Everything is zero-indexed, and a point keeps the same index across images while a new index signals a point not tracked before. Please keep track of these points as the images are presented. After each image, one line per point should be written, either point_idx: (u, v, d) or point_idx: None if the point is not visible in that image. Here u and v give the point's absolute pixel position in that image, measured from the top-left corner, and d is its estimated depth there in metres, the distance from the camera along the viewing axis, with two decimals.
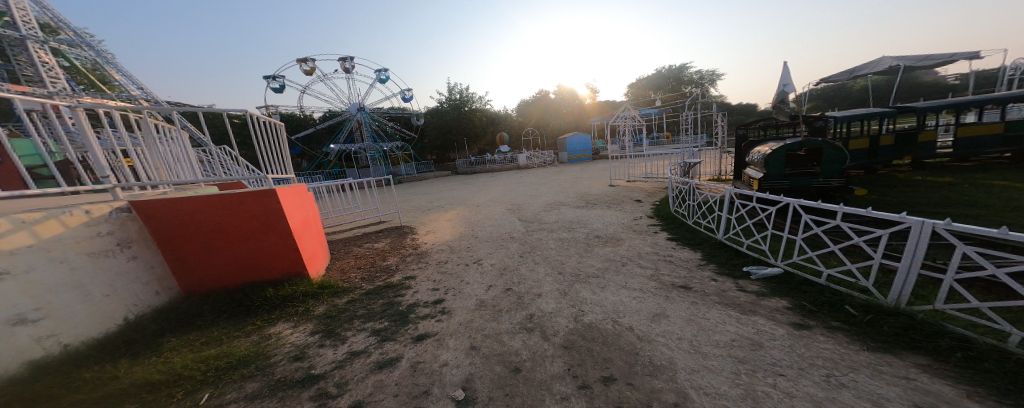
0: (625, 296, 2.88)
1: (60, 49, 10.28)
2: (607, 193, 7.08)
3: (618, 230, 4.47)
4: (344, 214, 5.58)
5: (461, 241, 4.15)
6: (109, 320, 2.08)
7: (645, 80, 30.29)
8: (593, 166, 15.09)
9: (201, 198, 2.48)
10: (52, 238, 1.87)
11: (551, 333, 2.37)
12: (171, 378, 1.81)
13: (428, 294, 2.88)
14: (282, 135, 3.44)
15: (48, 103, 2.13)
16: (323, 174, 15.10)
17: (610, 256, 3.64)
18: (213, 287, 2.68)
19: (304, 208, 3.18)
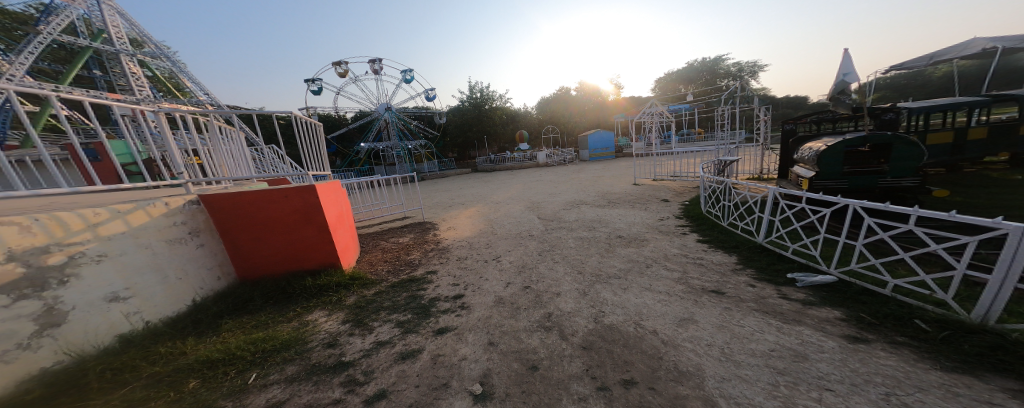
0: (650, 298, 2.75)
1: (146, 61, 12.23)
2: (632, 192, 6.82)
3: (643, 230, 4.28)
4: (373, 210, 5.92)
5: (480, 238, 4.22)
6: (179, 301, 2.39)
7: (677, 74, 28.81)
8: (617, 163, 14.68)
9: (254, 192, 2.76)
10: (140, 226, 2.19)
11: (570, 333, 2.33)
12: (227, 356, 2.03)
13: (448, 289, 2.97)
14: (320, 134, 3.75)
15: (137, 108, 2.51)
16: (354, 171, 16.21)
17: (632, 257, 3.51)
18: (263, 274, 2.97)
19: (339, 203, 3.42)
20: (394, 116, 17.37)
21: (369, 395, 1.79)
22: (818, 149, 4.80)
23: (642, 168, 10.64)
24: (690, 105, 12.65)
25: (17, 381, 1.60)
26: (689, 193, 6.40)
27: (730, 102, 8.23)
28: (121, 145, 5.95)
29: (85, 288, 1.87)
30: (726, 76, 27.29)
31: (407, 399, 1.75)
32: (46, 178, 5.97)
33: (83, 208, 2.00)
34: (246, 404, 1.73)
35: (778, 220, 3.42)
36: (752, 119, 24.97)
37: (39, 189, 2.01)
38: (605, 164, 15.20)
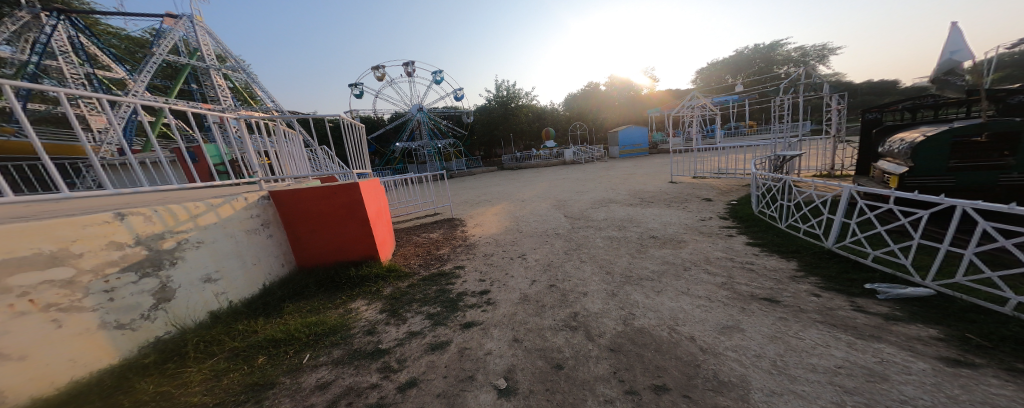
0: (686, 303, 2.52)
1: (228, 73, 14.14)
2: (669, 190, 6.39)
3: (680, 231, 3.98)
4: (406, 206, 6.32)
5: (506, 235, 4.26)
6: (254, 284, 2.69)
7: (723, 62, 26.47)
8: (650, 160, 13.92)
9: (309, 189, 3.09)
10: (227, 217, 2.49)
11: (597, 334, 2.21)
12: (287, 337, 2.22)
13: (475, 285, 3.03)
14: (362, 134, 4.15)
15: (223, 116, 3.01)
16: (390, 170, 17.50)
17: (668, 258, 3.28)
18: (318, 263, 3.32)
19: (378, 200, 3.69)
20: (425, 116, 18.23)
21: (402, 382, 1.84)
22: (912, 141, 3.98)
23: (681, 167, 9.98)
24: (742, 95, 11.53)
25: (137, 346, 1.90)
26: (737, 191, 5.80)
27: (790, 92, 7.41)
28: (212, 148, 7.16)
29: (187, 270, 2.17)
30: (784, 63, 24.49)
31: (434, 389, 1.77)
32: (160, 175, 7.37)
33: (187, 202, 2.32)
34: (300, 382, 1.86)
35: (852, 220, 2.92)
36: (818, 109, 22.04)
37: (160, 186, 2.44)
38: (637, 160, 14.49)
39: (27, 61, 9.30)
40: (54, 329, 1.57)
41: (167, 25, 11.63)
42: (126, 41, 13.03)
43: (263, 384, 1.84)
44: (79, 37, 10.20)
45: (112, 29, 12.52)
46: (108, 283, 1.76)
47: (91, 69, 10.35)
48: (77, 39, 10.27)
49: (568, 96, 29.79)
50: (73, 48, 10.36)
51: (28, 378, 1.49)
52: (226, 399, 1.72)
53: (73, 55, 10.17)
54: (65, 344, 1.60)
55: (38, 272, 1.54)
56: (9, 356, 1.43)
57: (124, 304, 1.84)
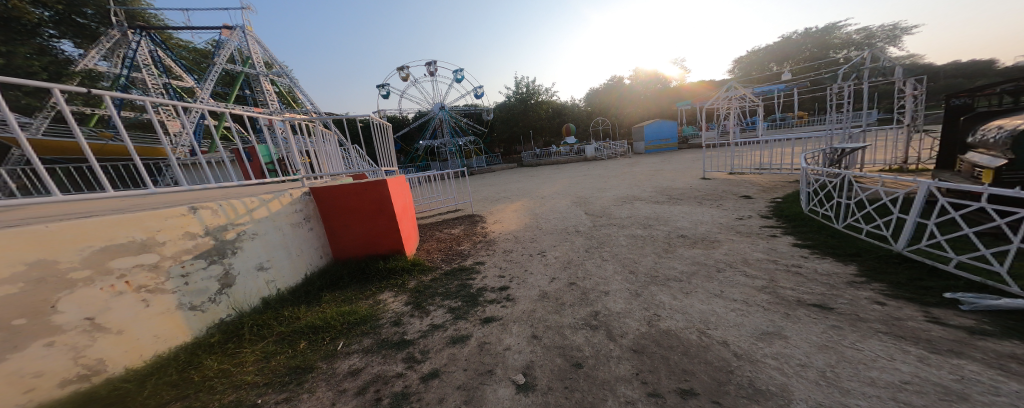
0: (720, 306, 2.09)
1: (276, 79, 15.15)
2: (702, 187, 6.00)
3: (715, 231, 3.68)
4: (428, 202, 6.49)
5: (526, 232, 4.28)
6: (298, 274, 2.77)
7: (770, 49, 24.17)
8: (680, 156, 13.18)
9: (344, 186, 3.19)
10: (276, 212, 2.57)
11: (619, 334, 1.84)
12: (323, 324, 2.16)
13: (494, 280, 2.87)
14: (389, 132, 4.35)
15: (270, 118, 3.27)
16: (414, 167, 18.10)
17: (698, 259, 2.96)
18: (354, 255, 3.40)
19: (403, 196, 3.80)
20: (447, 115, 18.55)
21: (425, 372, 1.69)
22: (1014, 128, 3.38)
23: (716, 164, 9.36)
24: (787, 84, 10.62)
25: (203, 326, 1.98)
26: (782, 189, 5.29)
27: (850, 79, 6.64)
28: (264, 148, 7.86)
29: (244, 258, 2.26)
30: (842, 47, 21.87)
31: (455, 381, 1.60)
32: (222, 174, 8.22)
33: (242, 196, 2.42)
34: (335, 367, 1.78)
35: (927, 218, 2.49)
36: (884, 97, 19.42)
37: (225, 183, 2.66)
38: (665, 156, 13.79)
39: (119, 75, 10.97)
40: (143, 308, 1.69)
41: (224, 36, 12.86)
42: (194, 53, 14.73)
43: (303, 368, 1.78)
44: (157, 51, 11.84)
45: (183, 43, 13.87)
46: (184, 269, 1.89)
47: (166, 79, 12.06)
48: (156, 54, 11.92)
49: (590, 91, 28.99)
50: (154, 61, 12.02)
51: (123, 350, 1.61)
52: (273, 379, 1.69)
53: (151, 67, 11.74)
54: (149, 321, 1.71)
55: (131, 257, 1.67)
56: (109, 329, 1.56)
57: (196, 288, 1.95)
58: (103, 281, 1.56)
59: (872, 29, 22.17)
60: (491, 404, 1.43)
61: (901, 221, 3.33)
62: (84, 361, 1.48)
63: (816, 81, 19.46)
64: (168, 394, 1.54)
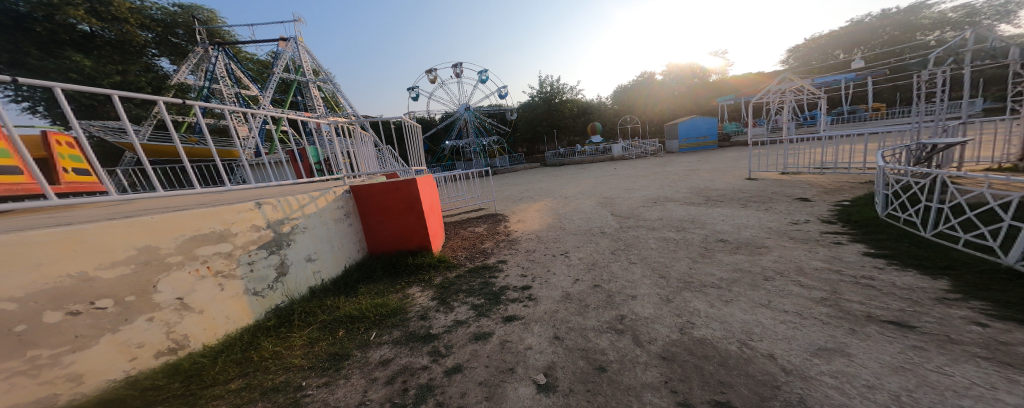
0: (767, 317, 1.86)
1: (323, 85, 15.63)
2: (747, 189, 5.60)
3: (759, 235, 3.35)
4: (453, 200, 6.63)
5: (549, 232, 4.23)
6: (339, 265, 2.87)
7: (832, 36, 21.77)
8: (718, 155, 12.43)
9: (376, 184, 3.23)
10: (323, 207, 2.69)
11: (647, 340, 1.76)
12: (357, 316, 2.22)
13: (517, 279, 2.85)
14: (418, 133, 4.47)
15: (314, 123, 3.44)
16: (440, 166, 18.55)
17: (737, 263, 2.71)
18: (384, 250, 3.41)
19: (430, 195, 3.84)
20: (472, 115, 18.83)
21: (448, 366, 1.71)
22: None
23: (762, 164, 8.68)
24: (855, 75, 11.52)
25: (263, 311, 2.10)
26: (848, 192, 4.71)
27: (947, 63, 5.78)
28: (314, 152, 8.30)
29: (297, 250, 2.38)
30: (934, 27, 18.61)
31: (476, 377, 1.61)
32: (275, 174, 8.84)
33: (295, 193, 2.56)
34: (367, 356, 1.84)
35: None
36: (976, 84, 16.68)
37: (281, 181, 2.83)
38: (701, 156, 13.09)
39: (202, 86, 12.24)
40: (219, 291, 1.83)
41: (281, 48, 13.70)
42: (258, 64, 15.76)
43: (340, 355, 1.84)
44: (230, 64, 12.66)
45: (249, 54, 15.12)
46: (251, 257, 2.02)
47: (237, 89, 12.89)
48: (231, 67, 12.79)
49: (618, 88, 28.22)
50: (228, 73, 12.94)
51: (202, 328, 1.75)
52: (315, 364, 1.76)
53: (226, 80, 12.77)
54: (222, 304, 1.84)
55: (212, 246, 1.81)
56: (193, 308, 1.71)
57: (259, 275, 2.07)
58: (191, 265, 1.71)
59: (973, 5, 18.76)
60: (510, 403, 1.42)
61: (1012, 232, 2.76)
62: (174, 335, 1.63)
63: (896, 69, 17.03)
64: (232, 371, 1.65)
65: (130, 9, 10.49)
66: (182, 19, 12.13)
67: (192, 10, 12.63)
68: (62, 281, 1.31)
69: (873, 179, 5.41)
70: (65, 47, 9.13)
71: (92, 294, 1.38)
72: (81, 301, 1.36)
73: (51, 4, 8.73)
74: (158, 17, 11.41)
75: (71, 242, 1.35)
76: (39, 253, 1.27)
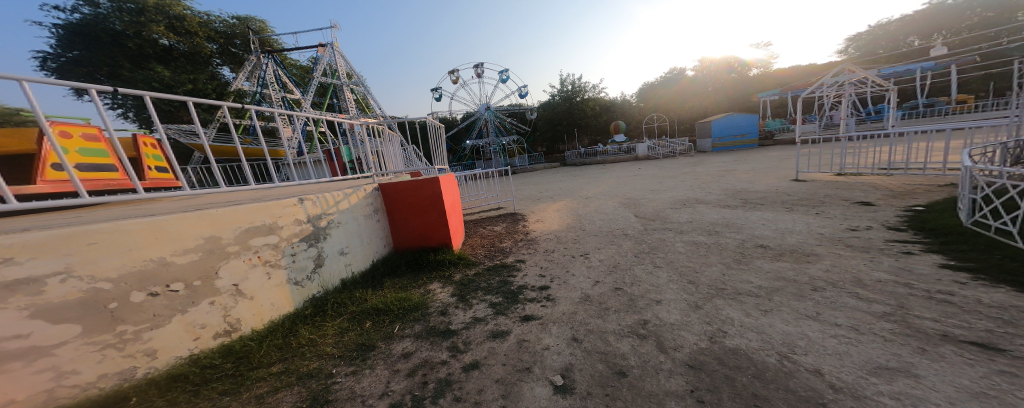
0: (813, 330, 1.65)
1: (356, 88, 15.97)
2: (793, 191, 5.13)
3: (805, 240, 2.97)
4: (473, 199, 6.70)
5: (568, 232, 4.18)
6: (367, 259, 2.96)
7: (892, 25, 19.77)
8: (753, 155, 11.72)
9: (402, 182, 3.31)
10: (355, 204, 2.77)
11: (672, 346, 1.68)
12: (383, 309, 2.27)
13: (535, 279, 2.82)
14: (441, 132, 4.54)
15: (344, 123, 3.57)
16: (461, 165, 18.81)
17: (777, 268, 2.47)
18: (408, 246, 3.48)
19: (451, 193, 3.87)
20: (492, 115, 18.86)
21: (467, 362, 1.73)
22: None
23: (809, 165, 8.02)
24: (936, 62, 11.98)
25: (302, 300, 2.19)
26: (922, 196, 4.06)
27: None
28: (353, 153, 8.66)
29: (331, 243, 2.48)
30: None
31: (494, 374, 1.61)
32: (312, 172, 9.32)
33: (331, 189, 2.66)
34: (391, 348, 1.88)
35: None
36: None
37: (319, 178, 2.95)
38: (736, 156, 12.37)
39: (255, 92, 13.36)
40: (267, 280, 1.94)
41: (320, 53, 14.29)
42: (301, 70, 16.64)
43: (366, 346, 1.89)
44: (278, 71, 13.50)
45: (294, 61, 15.89)
46: (293, 249, 2.12)
47: (283, 93, 13.79)
48: (279, 73, 13.66)
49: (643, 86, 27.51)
50: (276, 78, 13.92)
51: (252, 313, 1.85)
52: (345, 353, 1.82)
53: (275, 85, 13.71)
54: (269, 292, 1.95)
55: (263, 237, 1.92)
56: (245, 295, 1.82)
57: (299, 265, 2.17)
58: (246, 254, 1.83)
59: None
60: (527, 402, 1.41)
61: None
62: (230, 319, 1.75)
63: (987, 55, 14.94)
64: (274, 355, 1.73)
65: (199, 23, 12.59)
66: (239, 30, 13.81)
67: (247, 22, 14.24)
68: (146, 264, 1.47)
69: (959, 179, 4.90)
70: (149, 59, 11.22)
71: (168, 277, 1.52)
72: (159, 284, 1.50)
73: (139, 23, 10.70)
74: (221, 30, 13.24)
75: (153, 231, 1.49)
76: (129, 240, 1.42)
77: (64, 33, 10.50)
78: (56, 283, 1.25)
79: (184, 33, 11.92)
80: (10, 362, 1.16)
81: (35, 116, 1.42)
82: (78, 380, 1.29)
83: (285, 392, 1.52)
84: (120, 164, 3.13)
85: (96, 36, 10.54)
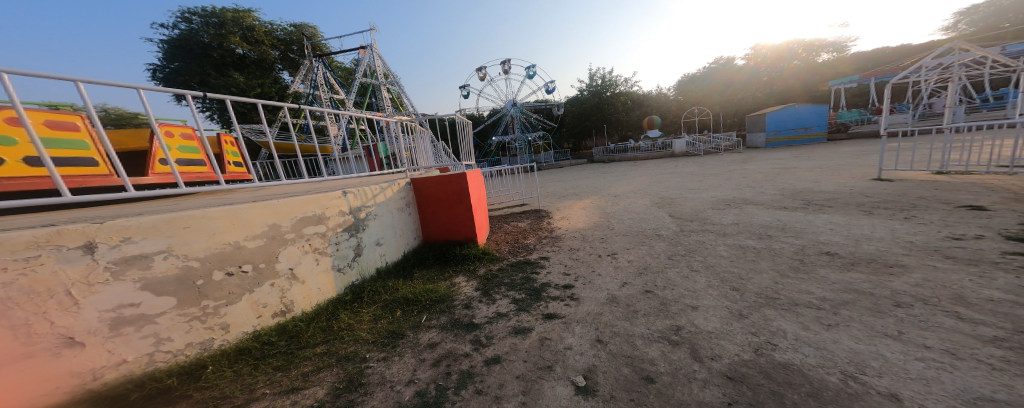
0: (892, 350, 1.45)
1: (393, 88, 16.34)
2: (872, 192, 4.52)
3: (888, 248, 2.59)
4: (497, 196, 6.75)
5: (595, 231, 4.09)
6: (400, 250, 3.06)
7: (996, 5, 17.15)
8: (805, 153, 10.77)
9: (432, 177, 3.38)
10: (390, 197, 2.87)
11: (708, 356, 1.58)
12: (412, 299, 2.34)
13: (559, 278, 2.79)
14: (470, 130, 4.57)
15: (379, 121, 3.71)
16: (488, 161, 19.01)
17: (843, 278, 2.21)
18: (436, 239, 3.55)
19: (477, 189, 3.91)
20: (518, 111, 18.81)
21: (489, 356, 1.74)
22: None
23: (897, 162, 7.00)
24: None
25: (343, 286, 2.30)
26: None
27: None
28: None
29: (369, 234, 2.58)
30: None
31: (516, 370, 1.61)
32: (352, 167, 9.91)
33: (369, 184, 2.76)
34: (418, 338, 1.93)
35: None
36: None
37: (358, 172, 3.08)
38: (788, 153, 11.39)
39: (308, 93, 14.29)
40: (315, 265, 2.06)
41: (361, 55, 14.93)
42: (346, 72, 17.50)
43: (396, 334, 1.96)
44: (327, 73, 14.30)
45: (340, 63, 17.02)
46: (337, 239, 2.23)
47: (332, 94, 14.49)
48: (327, 75, 14.43)
49: (680, 81, 26.30)
50: (325, 80, 14.73)
51: (303, 296, 1.98)
52: (377, 339, 1.89)
53: (324, 87, 14.47)
54: (317, 277, 2.08)
55: (314, 227, 2.04)
56: (298, 278, 1.95)
57: (342, 254, 2.28)
58: (300, 241, 1.96)
59: None
60: (547, 401, 1.39)
61: None
62: (285, 300, 1.88)
63: None
64: (319, 337, 1.84)
65: (265, 33, 14.04)
66: (296, 37, 14.98)
67: (303, 28, 15.35)
68: (224, 247, 1.61)
69: None
70: (227, 66, 12.94)
71: (240, 260, 1.67)
72: (234, 265, 1.65)
73: (221, 35, 12.56)
74: (281, 37, 14.51)
75: (232, 218, 1.64)
76: (213, 225, 1.57)
77: (169, 47, 12.67)
78: (160, 260, 1.42)
79: (253, 42, 13.49)
80: (123, 326, 1.34)
81: (148, 119, 1.74)
82: (171, 347, 1.46)
83: (326, 372, 1.60)
84: (210, 159, 3.61)
85: (189, 49, 12.63)
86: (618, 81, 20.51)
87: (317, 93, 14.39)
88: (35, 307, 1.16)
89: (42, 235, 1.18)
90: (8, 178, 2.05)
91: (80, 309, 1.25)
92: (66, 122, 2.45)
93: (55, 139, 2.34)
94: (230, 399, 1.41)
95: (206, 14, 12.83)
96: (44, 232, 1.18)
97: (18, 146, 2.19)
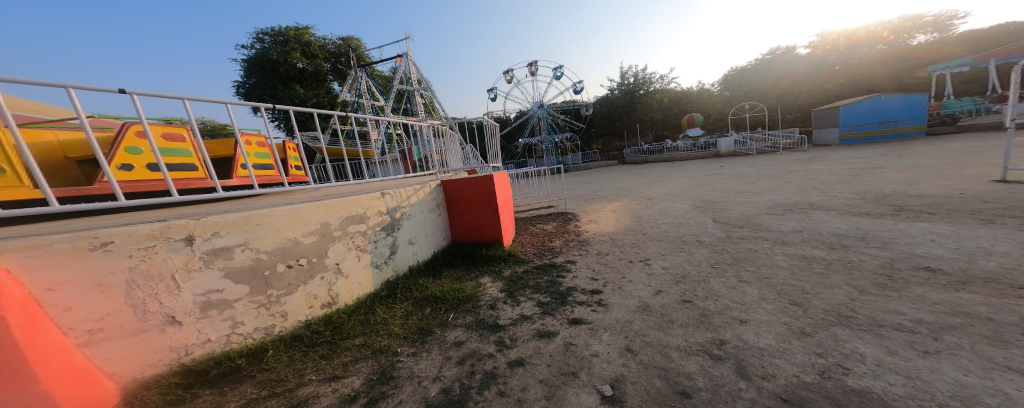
0: (1015, 386, 1.23)
1: (428, 94, 16.86)
2: (988, 198, 3.89)
3: (1012, 266, 2.23)
4: (524, 198, 6.75)
5: (626, 235, 3.95)
6: (430, 249, 3.13)
7: None
8: (872, 153, 9.72)
9: (460, 179, 3.43)
10: (422, 198, 2.94)
11: (760, 374, 1.46)
12: (441, 298, 2.37)
13: (586, 282, 2.72)
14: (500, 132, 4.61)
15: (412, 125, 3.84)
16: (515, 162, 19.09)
17: (945, 298, 1.93)
18: (464, 239, 3.59)
19: (504, 191, 3.92)
20: (544, 112, 18.39)
21: (513, 358, 1.73)
22: None
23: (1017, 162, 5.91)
24: None
25: (380, 282, 2.38)
26: None
27: None
28: None
29: (403, 233, 2.65)
30: None
31: (538, 374, 1.58)
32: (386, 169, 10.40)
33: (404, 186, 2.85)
34: (445, 335, 1.96)
35: None
36: None
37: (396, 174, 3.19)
38: (851, 153, 10.37)
39: (354, 101, 15.15)
40: (357, 261, 2.15)
41: (398, 63, 15.47)
42: (385, 79, 18.28)
43: (425, 330, 2.00)
44: (369, 82, 15.06)
45: (380, 72, 17.84)
46: (374, 238, 2.31)
47: (373, 102, 15.23)
48: (369, 83, 15.17)
49: (723, 78, 24.95)
50: (369, 88, 15.49)
51: (346, 290, 2.08)
52: (408, 334, 1.94)
53: (368, 95, 15.27)
54: (358, 273, 2.17)
55: (356, 225, 2.13)
56: (342, 273, 2.05)
57: (379, 251, 2.36)
58: (345, 239, 2.06)
59: None
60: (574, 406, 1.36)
61: None
62: (331, 293, 1.98)
63: None
64: (358, 329, 1.91)
65: (318, 47, 15.04)
66: (343, 49, 15.86)
67: (348, 41, 16.18)
68: (287, 243, 1.74)
69: None
70: (289, 80, 14.08)
71: (298, 254, 1.79)
72: (293, 258, 1.77)
73: (286, 52, 13.67)
74: (332, 50, 15.43)
75: (293, 216, 1.76)
76: (279, 222, 1.69)
77: (247, 65, 14.12)
78: (239, 252, 1.55)
79: (311, 56, 14.56)
80: (211, 309, 1.48)
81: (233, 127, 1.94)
82: (243, 330, 1.59)
83: (363, 363, 1.66)
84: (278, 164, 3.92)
85: (262, 66, 13.91)
86: (653, 78, 19.77)
87: (361, 101, 15.23)
88: (150, 289, 1.33)
89: (157, 229, 1.34)
90: (136, 182, 2.36)
91: (181, 292, 1.40)
92: (177, 134, 2.72)
93: (169, 149, 2.62)
94: (284, 382, 1.50)
95: (274, 33, 14.11)
96: (158, 226, 1.34)
97: (144, 155, 2.48)
